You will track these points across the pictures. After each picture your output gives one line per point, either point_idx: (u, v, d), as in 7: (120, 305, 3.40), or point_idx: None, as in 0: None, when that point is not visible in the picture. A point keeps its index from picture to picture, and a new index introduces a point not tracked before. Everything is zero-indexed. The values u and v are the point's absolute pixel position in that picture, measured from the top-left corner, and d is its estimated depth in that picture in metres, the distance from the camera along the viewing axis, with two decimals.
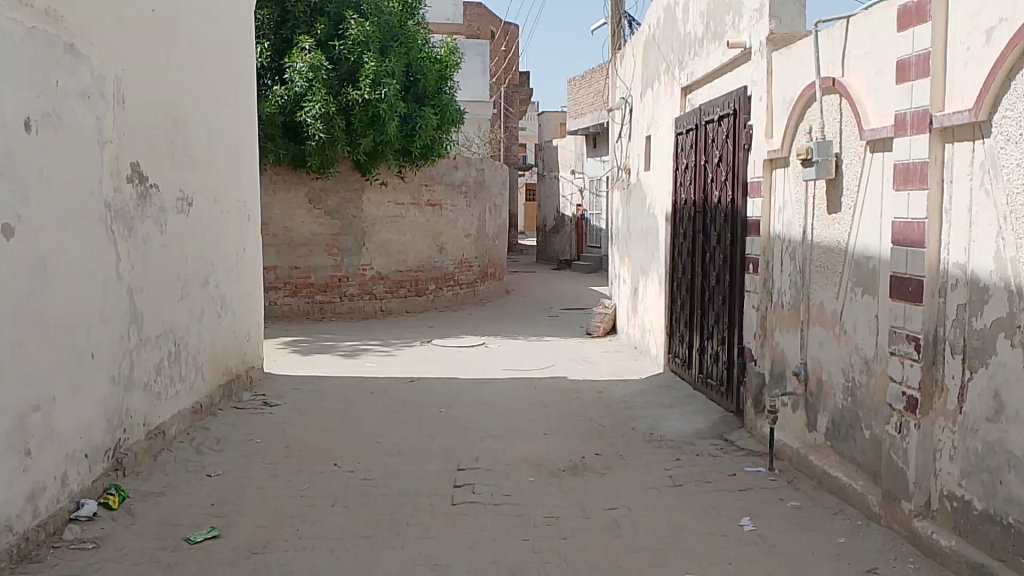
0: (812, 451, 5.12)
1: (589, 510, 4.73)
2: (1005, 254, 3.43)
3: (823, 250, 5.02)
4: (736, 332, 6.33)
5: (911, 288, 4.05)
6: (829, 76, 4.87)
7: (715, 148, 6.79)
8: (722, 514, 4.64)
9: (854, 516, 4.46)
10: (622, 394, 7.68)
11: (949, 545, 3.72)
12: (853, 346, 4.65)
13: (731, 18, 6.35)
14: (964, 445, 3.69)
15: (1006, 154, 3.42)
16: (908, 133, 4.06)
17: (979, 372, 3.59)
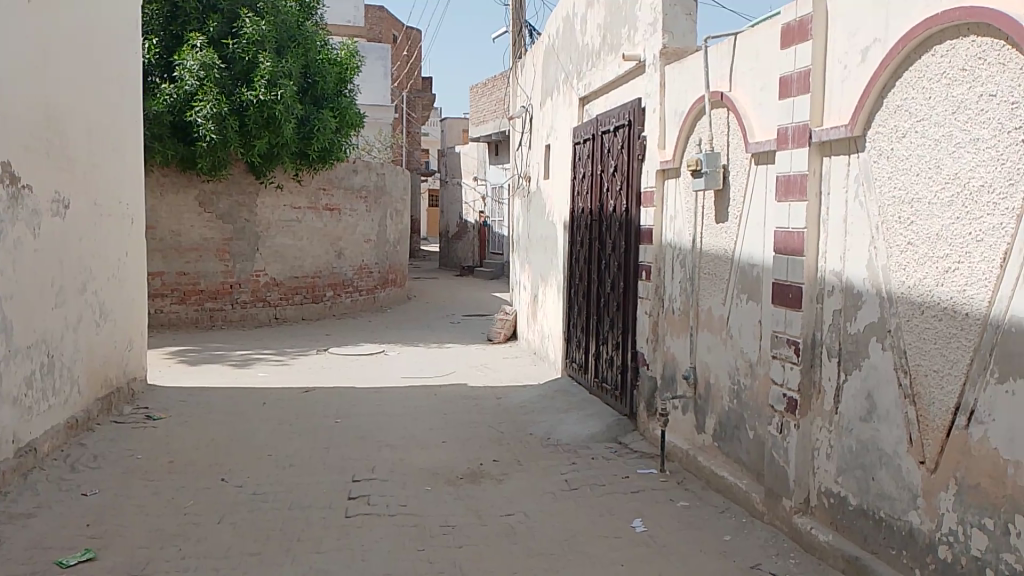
0: (701, 452, 5.29)
1: (486, 518, 4.72)
2: (878, 262, 3.64)
3: (712, 258, 5.19)
4: (630, 337, 6.47)
5: (791, 294, 4.24)
6: (717, 91, 5.05)
7: (611, 158, 6.93)
8: (615, 517, 4.72)
9: (740, 514, 4.64)
10: (521, 399, 7.72)
11: (826, 540, 3.91)
12: (739, 350, 4.82)
13: (627, 31, 6.50)
14: (840, 443, 3.88)
15: (879, 167, 3.64)
16: (789, 146, 4.25)
17: (853, 374, 3.80)
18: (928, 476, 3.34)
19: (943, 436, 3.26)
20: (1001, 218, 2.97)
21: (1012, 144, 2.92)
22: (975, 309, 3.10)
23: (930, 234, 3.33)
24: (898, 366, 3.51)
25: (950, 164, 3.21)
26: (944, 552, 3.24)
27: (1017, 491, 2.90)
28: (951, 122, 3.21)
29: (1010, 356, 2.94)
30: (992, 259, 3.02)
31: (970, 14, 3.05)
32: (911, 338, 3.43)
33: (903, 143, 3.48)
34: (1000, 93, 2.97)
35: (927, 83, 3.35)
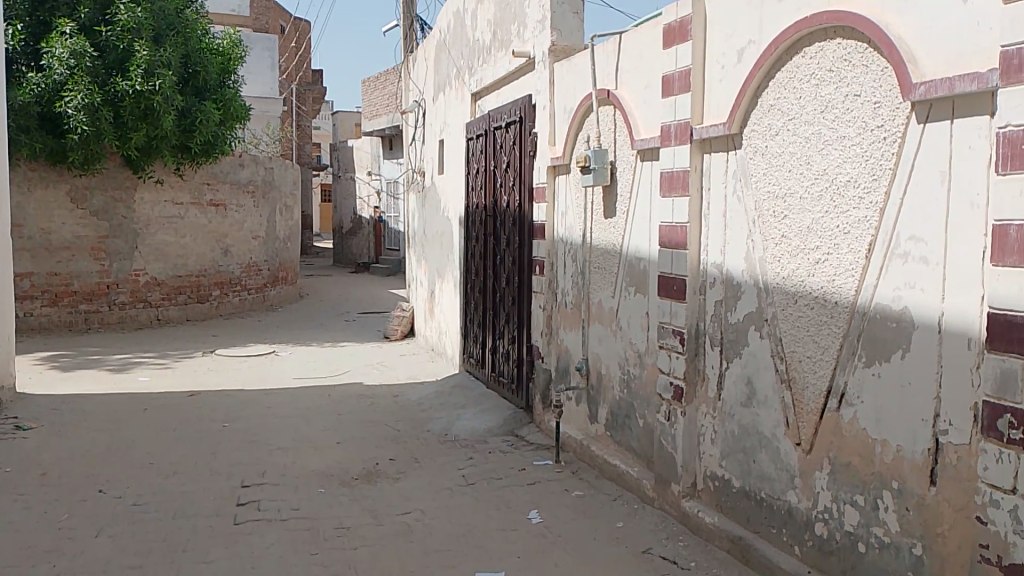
0: (594, 442, 5.41)
1: (382, 517, 4.68)
2: (754, 254, 3.82)
3: (602, 252, 5.31)
4: (524, 331, 6.54)
5: (676, 286, 4.40)
6: (604, 89, 5.16)
7: (503, 154, 6.98)
8: (511, 510, 4.77)
9: (632, 500, 4.78)
10: (417, 396, 7.68)
11: (712, 522, 4.09)
12: (628, 341, 4.96)
13: (516, 28, 6.55)
14: (724, 429, 4.06)
15: (754, 164, 3.82)
16: (672, 144, 4.39)
17: (734, 361, 3.98)
18: (804, 457, 3.53)
19: (817, 418, 3.46)
20: (866, 211, 3.17)
21: (875, 142, 3.12)
22: (843, 297, 3.30)
23: (802, 228, 3.51)
24: (775, 353, 3.70)
25: (819, 160, 3.40)
26: (820, 528, 3.44)
27: (884, 467, 3.11)
28: (820, 121, 3.40)
29: (876, 341, 3.15)
30: (859, 249, 3.22)
31: (836, 18, 3.23)
32: (787, 326, 3.62)
33: (777, 140, 3.66)
34: (863, 93, 3.16)
35: (797, 84, 3.53)
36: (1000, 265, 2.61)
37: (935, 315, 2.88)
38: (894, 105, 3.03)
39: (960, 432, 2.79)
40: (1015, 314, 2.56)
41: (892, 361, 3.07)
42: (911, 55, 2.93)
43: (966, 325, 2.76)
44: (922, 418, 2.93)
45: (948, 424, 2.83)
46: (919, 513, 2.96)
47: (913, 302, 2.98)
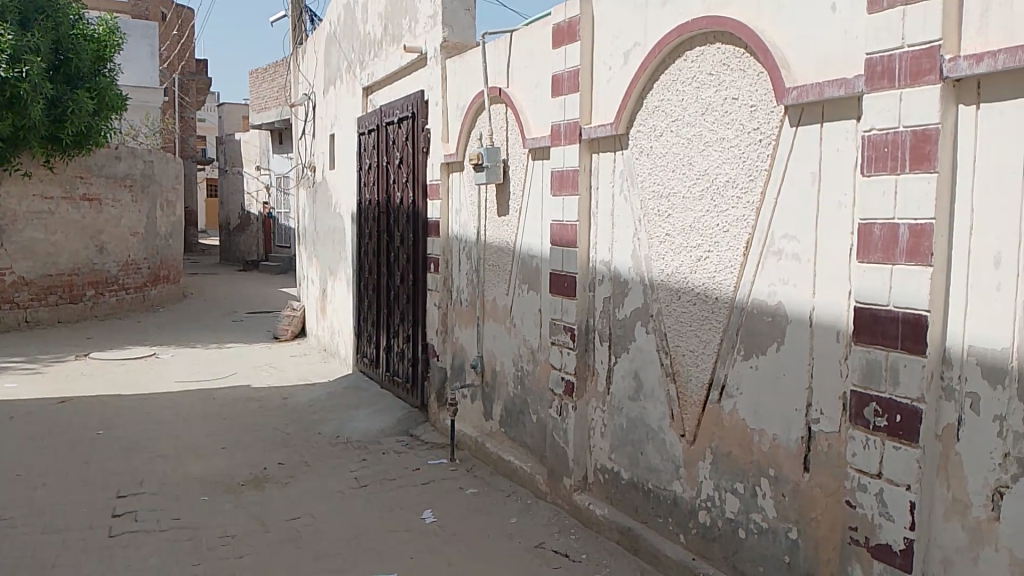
0: (488, 439, 5.43)
1: (269, 524, 4.53)
2: (640, 252, 3.92)
3: (495, 250, 5.32)
4: (419, 329, 6.48)
5: (566, 283, 4.46)
6: (496, 86, 5.18)
7: (396, 150, 6.88)
8: (404, 510, 4.72)
9: (525, 495, 4.82)
10: (308, 398, 7.48)
11: (602, 514, 4.17)
12: (522, 338, 5.00)
13: (407, 23, 6.48)
14: (613, 422, 4.16)
15: (640, 164, 3.92)
16: (562, 143, 4.44)
17: (623, 356, 4.07)
18: (688, 448, 3.66)
19: (699, 410, 3.58)
20: (743, 211, 3.31)
21: (752, 144, 3.26)
22: (723, 293, 3.43)
23: (684, 226, 3.63)
24: (660, 348, 3.80)
25: (700, 161, 3.52)
26: (704, 516, 3.56)
27: (761, 455, 3.26)
28: (701, 123, 3.51)
29: (753, 335, 3.28)
30: (737, 246, 3.35)
31: (716, 23, 3.35)
32: (671, 322, 3.73)
33: (661, 141, 3.76)
34: (741, 97, 3.29)
35: (679, 86, 3.63)
36: (865, 262, 2.77)
37: (807, 310, 3.03)
38: (770, 108, 3.17)
39: (831, 421, 2.94)
40: (878, 307, 2.72)
41: (769, 354, 3.21)
42: (784, 61, 3.07)
43: (835, 318, 2.92)
44: (797, 408, 3.08)
45: (819, 413, 2.99)
46: (795, 499, 3.11)
47: (787, 298, 3.12)
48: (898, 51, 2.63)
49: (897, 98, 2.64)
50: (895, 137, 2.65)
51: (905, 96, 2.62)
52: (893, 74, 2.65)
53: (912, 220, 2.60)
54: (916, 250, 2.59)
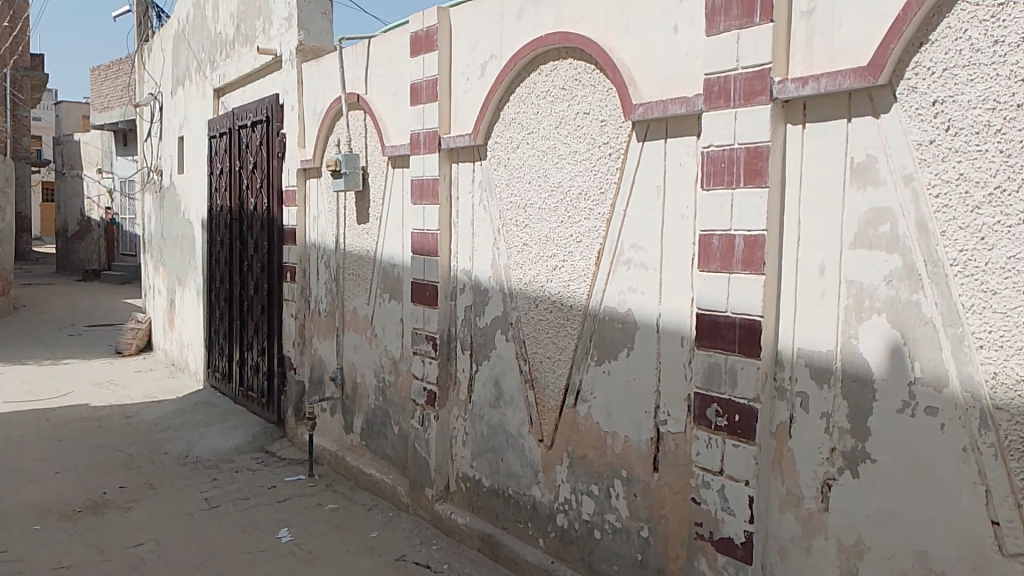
0: (348, 452, 5.31)
1: (109, 552, 4.23)
2: (499, 261, 3.97)
3: (355, 259, 5.23)
4: (275, 341, 6.26)
5: (427, 292, 4.44)
6: (353, 93, 5.10)
7: (249, 154, 6.63)
8: (259, 530, 4.53)
9: (386, 508, 4.74)
10: (155, 416, 7.05)
11: (464, 522, 4.17)
12: (383, 348, 4.93)
13: (261, 24, 6.27)
14: (474, 430, 4.18)
15: (498, 174, 3.97)
16: (422, 152, 4.42)
17: (483, 364, 4.10)
18: (546, 452, 3.73)
19: (556, 415, 3.66)
20: (595, 221, 3.42)
21: (602, 157, 3.38)
22: (577, 301, 3.53)
23: (541, 236, 3.71)
24: (519, 355, 3.86)
25: (554, 173, 3.61)
26: (561, 519, 3.64)
27: (614, 457, 3.37)
28: (555, 135, 3.60)
29: (605, 341, 3.39)
30: (590, 256, 3.46)
31: (567, 38, 3.45)
32: (529, 330, 3.80)
33: (517, 152, 3.83)
34: (592, 111, 3.40)
35: (534, 99, 3.71)
36: (706, 270, 2.92)
37: (654, 316, 3.17)
38: (619, 124, 3.29)
39: (677, 421, 3.09)
40: (718, 313, 2.88)
41: (620, 359, 3.33)
42: (632, 78, 3.20)
43: (679, 324, 3.06)
44: (646, 411, 3.21)
45: (666, 415, 3.12)
46: (646, 499, 3.23)
47: (636, 305, 3.25)
48: (734, 72, 2.80)
49: (733, 117, 2.81)
50: (731, 153, 2.82)
51: (740, 114, 2.79)
52: (729, 94, 2.82)
53: (746, 232, 2.77)
54: (750, 259, 2.76)
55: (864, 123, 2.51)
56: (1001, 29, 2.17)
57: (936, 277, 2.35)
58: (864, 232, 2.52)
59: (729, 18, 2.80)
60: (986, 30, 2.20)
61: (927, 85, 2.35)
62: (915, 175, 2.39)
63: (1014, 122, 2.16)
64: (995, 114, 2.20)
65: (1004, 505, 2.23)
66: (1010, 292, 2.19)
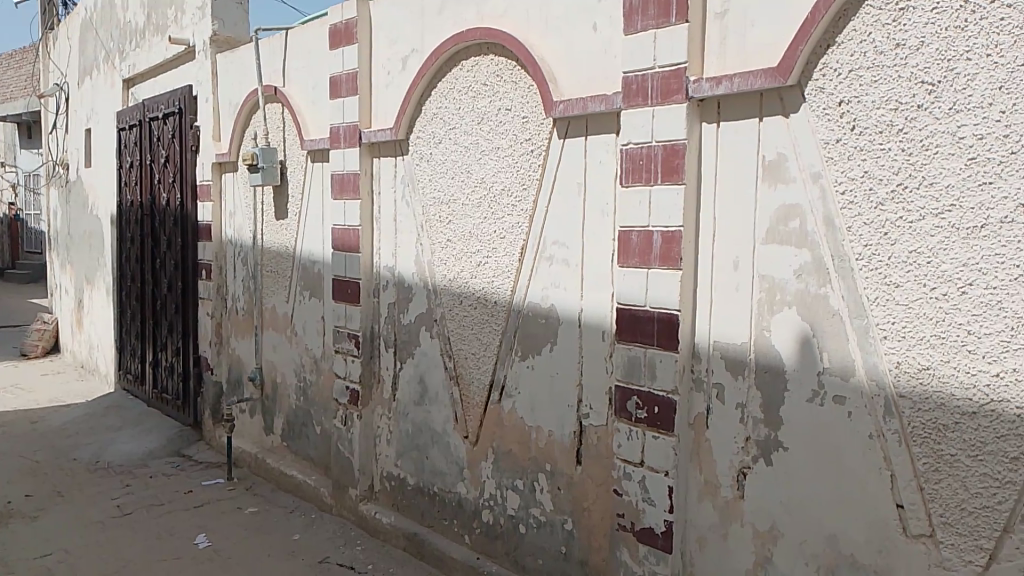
0: (269, 454, 5.19)
1: (13, 565, 4.02)
2: (423, 257, 3.94)
3: (273, 256, 5.11)
4: (190, 341, 6.06)
5: (349, 289, 4.37)
6: (270, 85, 4.97)
7: (161, 147, 6.40)
8: (176, 536, 4.38)
9: (309, 510, 4.66)
10: (62, 421, 6.73)
11: (389, 522, 4.13)
12: (303, 347, 4.83)
13: (172, 12, 6.05)
14: (398, 428, 4.14)
15: (420, 170, 3.94)
16: (342, 146, 4.34)
17: (407, 362, 4.07)
18: (471, 449, 3.72)
19: (481, 411, 3.66)
20: (518, 218, 3.43)
21: (524, 154, 3.39)
22: (501, 297, 3.54)
23: (465, 232, 3.70)
24: (443, 352, 3.85)
25: (477, 169, 3.60)
26: (486, 515, 3.64)
27: (538, 452, 3.39)
28: (477, 131, 3.59)
29: (529, 336, 3.41)
30: (513, 253, 3.46)
31: (488, 34, 3.45)
32: (453, 327, 3.79)
33: (440, 148, 3.80)
34: (514, 108, 3.41)
35: (456, 94, 3.69)
36: (625, 266, 2.96)
37: (576, 311, 3.20)
38: (540, 120, 3.31)
39: (599, 415, 3.13)
40: (637, 308, 2.93)
41: (543, 355, 3.35)
42: (553, 75, 3.22)
43: (600, 319, 3.10)
44: (569, 405, 3.24)
45: (589, 408, 3.16)
46: (569, 492, 3.26)
47: (558, 300, 3.27)
48: (651, 70, 2.84)
49: (650, 115, 2.86)
50: (649, 151, 2.87)
51: (657, 112, 2.83)
52: (646, 92, 2.86)
53: (664, 228, 2.82)
54: (668, 255, 2.81)
55: (775, 122, 2.59)
56: (902, 33, 2.27)
57: (843, 271, 2.45)
58: (776, 227, 2.60)
59: (646, 17, 2.85)
60: (888, 33, 2.30)
61: (834, 86, 2.44)
62: (822, 173, 2.48)
63: (915, 121, 2.26)
64: (897, 114, 2.30)
65: (907, 489, 2.34)
66: (911, 284, 2.29)
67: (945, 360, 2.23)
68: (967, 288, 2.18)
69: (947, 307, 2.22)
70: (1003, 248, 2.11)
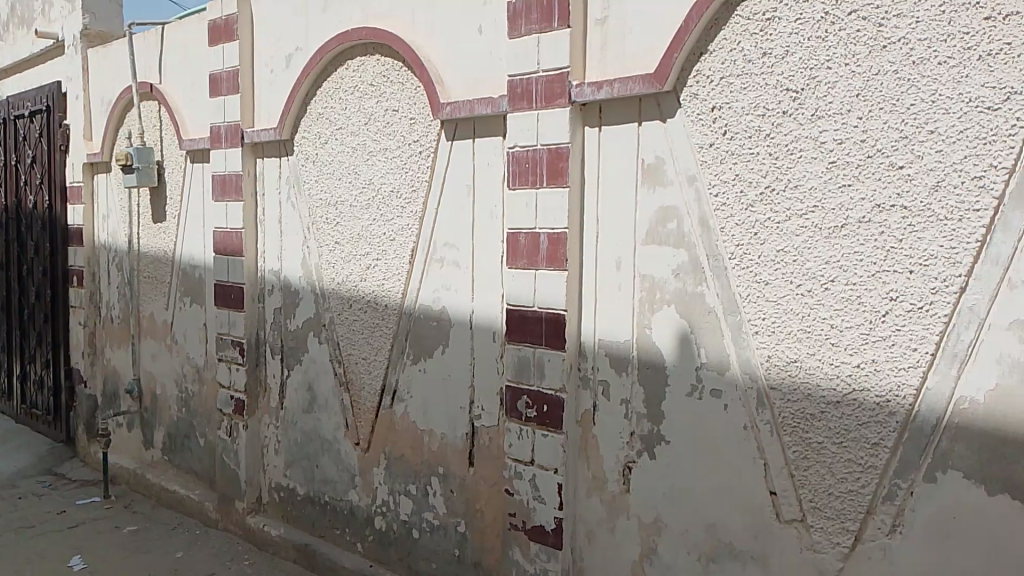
0: (149, 469, 4.95)
1: None
2: (310, 260, 3.85)
3: (151, 261, 4.88)
4: (61, 352, 5.71)
5: (233, 295, 4.22)
6: (146, 82, 4.75)
7: (27, 147, 6.00)
8: (46, 560, 4.11)
9: (193, 526, 4.47)
10: None
11: (278, 534, 4.01)
12: (185, 356, 4.63)
13: (38, 4, 5.70)
14: (286, 437, 4.03)
15: (306, 171, 3.85)
16: (223, 146, 4.19)
17: (295, 369, 3.97)
18: (363, 455, 3.66)
19: (372, 416, 3.61)
20: (407, 220, 3.40)
21: (412, 155, 3.37)
22: (391, 300, 3.50)
23: (353, 235, 3.64)
24: (333, 357, 3.77)
25: (365, 170, 3.56)
26: (379, 522, 3.59)
27: (430, 455, 3.37)
28: (365, 132, 3.54)
29: (420, 338, 3.39)
30: (402, 255, 3.44)
31: (374, 35, 3.41)
32: (343, 331, 3.72)
33: (326, 148, 3.73)
34: (401, 109, 3.39)
35: (342, 94, 3.63)
36: (513, 267, 2.99)
37: (467, 313, 3.21)
38: (428, 122, 3.30)
39: (490, 416, 3.14)
40: (526, 308, 2.96)
41: (434, 357, 3.34)
42: (440, 77, 3.21)
43: (490, 320, 3.12)
44: (461, 407, 3.24)
45: (480, 410, 3.17)
46: (462, 494, 3.26)
47: (448, 302, 3.27)
48: (535, 74, 2.88)
49: (536, 118, 2.90)
50: (534, 154, 2.91)
51: (542, 116, 2.88)
52: (531, 95, 2.90)
53: (550, 229, 2.87)
54: (555, 256, 2.86)
55: (653, 126, 2.68)
56: (768, 42, 2.39)
57: (717, 270, 2.55)
58: (656, 228, 2.69)
59: (530, 22, 2.89)
60: (756, 42, 2.42)
61: (706, 92, 2.54)
62: (697, 176, 2.58)
63: (781, 127, 2.38)
64: (765, 120, 2.42)
65: (780, 476, 2.46)
66: (780, 282, 2.41)
67: (812, 353, 2.36)
68: (830, 285, 2.31)
69: (813, 303, 2.35)
70: (861, 245, 2.25)
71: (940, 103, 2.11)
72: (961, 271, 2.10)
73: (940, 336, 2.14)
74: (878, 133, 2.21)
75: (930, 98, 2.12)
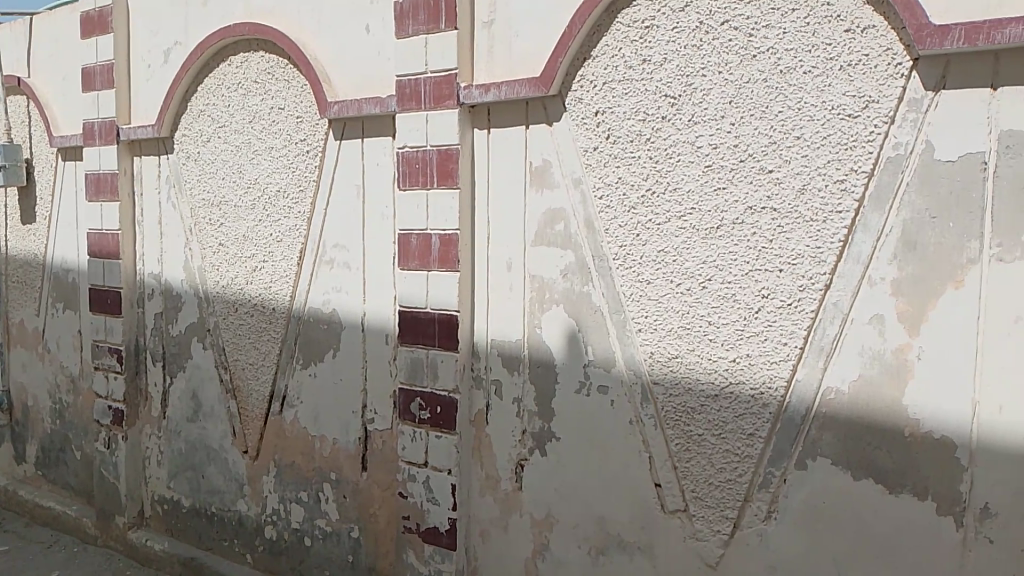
0: (21, 485, 4.66)
1: None
2: (193, 263, 3.72)
3: (20, 264, 4.60)
4: None
5: (110, 300, 4.02)
6: (14, 75, 4.48)
7: None
8: None
9: (70, 544, 4.23)
10: None
11: (162, 548, 3.85)
12: (58, 365, 4.38)
13: None
14: (170, 447, 3.87)
15: (187, 170, 3.71)
16: (97, 143, 3.99)
17: (178, 376, 3.82)
18: (252, 463, 3.56)
19: (261, 423, 3.51)
20: (296, 220, 3.33)
21: (300, 155, 3.30)
22: (280, 303, 3.42)
23: (239, 236, 3.53)
24: (219, 363, 3.65)
25: (250, 170, 3.46)
26: (269, 531, 3.50)
27: (322, 461, 3.31)
28: (249, 130, 3.45)
29: (310, 342, 3.33)
30: (291, 257, 3.36)
31: (257, 31, 3.32)
32: (230, 335, 3.60)
33: (209, 146, 3.61)
34: (287, 107, 3.31)
35: (225, 91, 3.52)
36: (404, 269, 2.98)
37: (357, 315, 3.17)
38: (315, 121, 3.24)
39: (383, 419, 3.12)
40: (417, 309, 2.95)
41: (324, 361, 3.28)
42: (326, 75, 3.16)
43: (381, 322, 3.10)
44: (353, 410, 3.20)
45: (373, 413, 3.14)
46: (354, 499, 3.22)
47: (339, 304, 3.22)
48: (423, 75, 2.88)
49: (425, 119, 2.89)
50: (423, 154, 2.90)
51: (430, 117, 2.87)
52: (420, 96, 2.89)
53: (441, 231, 2.87)
54: (446, 257, 2.86)
55: (540, 130, 2.72)
56: (648, 49, 2.47)
57: (602, 270, 2.61)
58: (543, 230, 2.73)
59: (417, 23, 2.88)
60: (636, 49, 2.49)
61: (591, 96, 2.60)
62: (583, 178, 2.63)
63: (661, 132, 2.46)
64: (645, 124, 2.49)
65: (664, 468, 2.54)
66: (661, 281, 2.49)
67: (691, 349, 2.45)
68: (707, 283, 2.40)
69: (692, 301, 2.44)
70: (735, 246, 2.35)
71: (806, 110, 2.23)
72: (826, 269, 2.22)
73: (808, 331, 2.26)
74: (749, 138, 2.32)
75: (797, 105, 2.24)
